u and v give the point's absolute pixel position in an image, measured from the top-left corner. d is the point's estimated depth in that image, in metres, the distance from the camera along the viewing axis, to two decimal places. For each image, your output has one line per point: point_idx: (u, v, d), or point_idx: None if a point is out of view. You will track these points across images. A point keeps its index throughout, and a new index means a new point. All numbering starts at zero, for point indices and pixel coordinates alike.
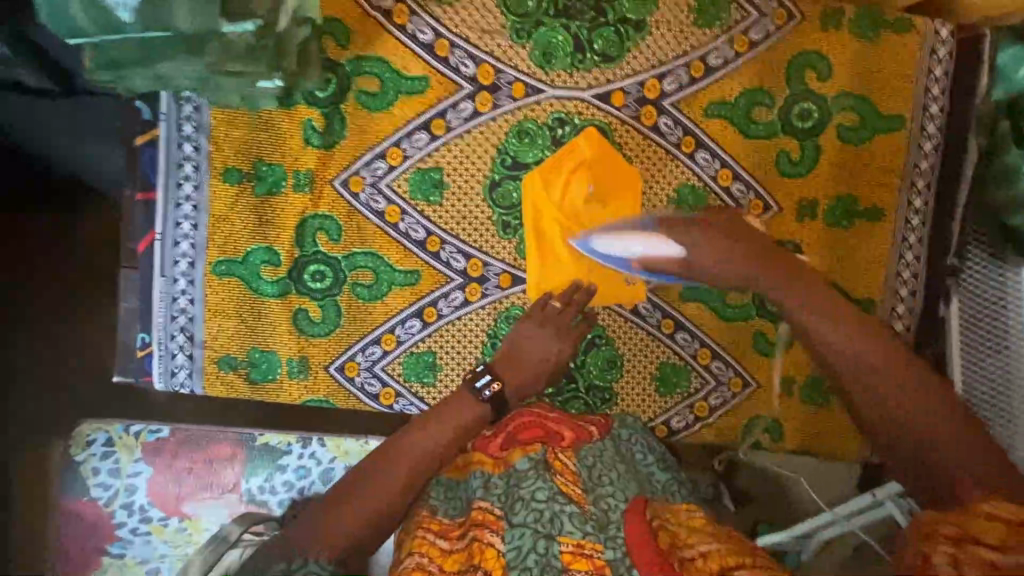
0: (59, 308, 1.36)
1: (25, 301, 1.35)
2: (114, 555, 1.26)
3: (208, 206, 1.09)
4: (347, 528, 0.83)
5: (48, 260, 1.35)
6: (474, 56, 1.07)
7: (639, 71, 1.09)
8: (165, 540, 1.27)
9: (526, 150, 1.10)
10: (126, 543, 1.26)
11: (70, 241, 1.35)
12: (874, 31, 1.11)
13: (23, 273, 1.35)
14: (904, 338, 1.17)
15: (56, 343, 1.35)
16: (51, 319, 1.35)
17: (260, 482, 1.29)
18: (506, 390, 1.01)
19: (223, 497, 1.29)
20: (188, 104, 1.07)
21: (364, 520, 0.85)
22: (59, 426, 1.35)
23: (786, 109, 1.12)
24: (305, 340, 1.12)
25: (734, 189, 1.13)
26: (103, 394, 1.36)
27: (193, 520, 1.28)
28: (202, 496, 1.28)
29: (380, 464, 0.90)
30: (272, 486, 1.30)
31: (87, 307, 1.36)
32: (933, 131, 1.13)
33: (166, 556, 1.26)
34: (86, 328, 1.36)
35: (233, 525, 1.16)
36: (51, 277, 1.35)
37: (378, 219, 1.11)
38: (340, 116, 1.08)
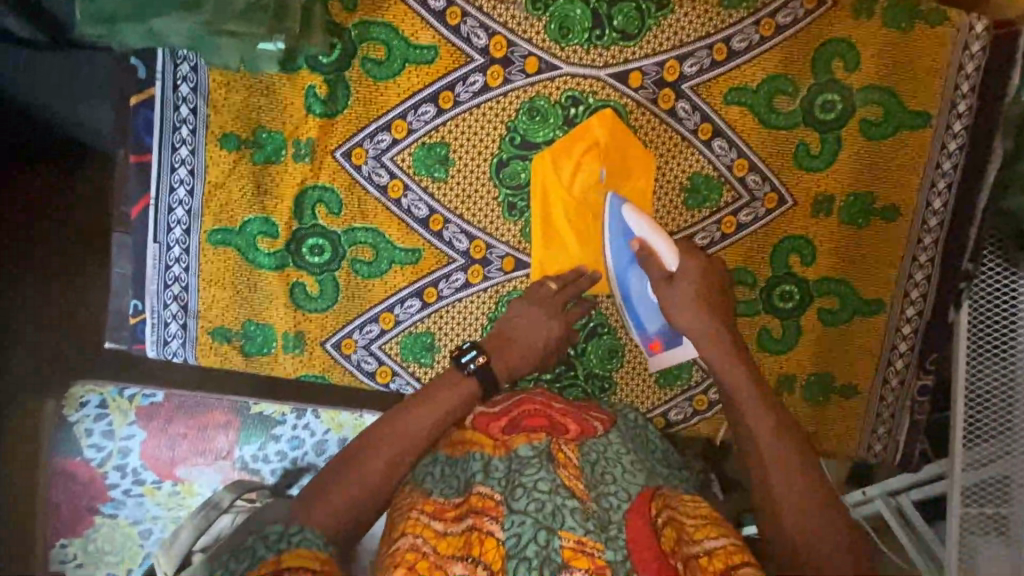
0: (50, 269, 1.33)
1: (17, 260, 1.32)
2: (107, 515, 1.26)
3: (205, 171, 1.05)
4: (331, 515, 0.83)
5: (40, 218, 1.32)
6: (486, 27, 1.02)
7: (659, 51, 1.04)
8: (157, 503, 1.27)
9: (537, 129, 1.06)
10: (118, 503, 1.26)
11: (62, 200, 1.31)
12: (907, 23, 1.06)
13: (15, 231, 1.32)
14: (911, 342, 1.16)
15: (48, 304, 1.33)
16: (43, 279, 1.32)
17: (253, 450, 1.28)
18: (492, 361, 1.01)
19: (215, 463, 1.28)
20: (186, 64, 1.02)
21: (354, 498, 0.86)
22: (48, 386, 1.33)
23: (809, 99, 1.07)
24: (302, 314, 1.10)
25: (749, 181, 1.10)
26: (92, 358, 1.34)
27: (185, 484, 1.27)
28: (194, 461, 1.27)
29: (367, 444, 0.92)
30: (265, 455, 1.29)
31: (80, 269, 1.33)
32: (959, 130, 1.08)
33: (158, 518, 1.26)
34: (78, 289, 1.33)
35: (223, 491, 1.12)
36: (43, 236, 1.32)
37: (381, 193, 1.07)
38: (344, 83, 1.03)
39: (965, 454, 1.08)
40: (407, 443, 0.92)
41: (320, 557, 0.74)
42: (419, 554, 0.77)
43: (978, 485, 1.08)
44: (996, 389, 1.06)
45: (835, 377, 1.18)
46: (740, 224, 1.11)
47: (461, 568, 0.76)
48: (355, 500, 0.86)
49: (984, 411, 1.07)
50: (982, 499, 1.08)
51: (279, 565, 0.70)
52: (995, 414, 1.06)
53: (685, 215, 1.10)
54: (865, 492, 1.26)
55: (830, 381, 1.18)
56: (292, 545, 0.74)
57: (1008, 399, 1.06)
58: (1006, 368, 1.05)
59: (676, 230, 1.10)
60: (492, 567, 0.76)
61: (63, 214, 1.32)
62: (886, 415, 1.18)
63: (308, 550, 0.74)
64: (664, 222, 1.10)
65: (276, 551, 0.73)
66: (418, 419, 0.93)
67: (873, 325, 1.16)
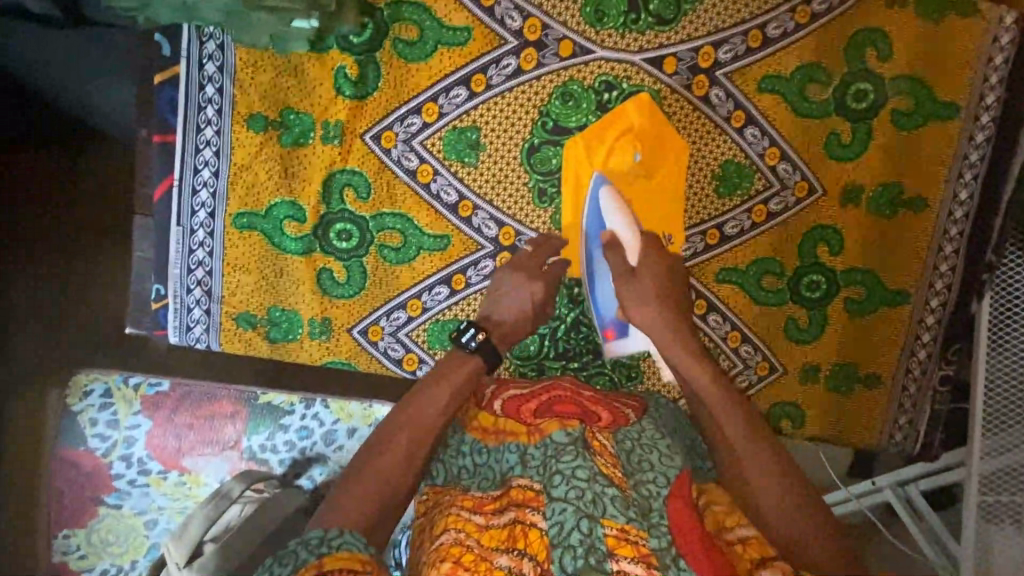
0: (52, 251, 1.29)
1: (19, 240, 1.28)
2: (111, 506, 1.23)
3: (230, 153, 1.03)
4: (365, 508, 0.81)
5: (45, 198, 1.28)
6: (520, 9, 1.01)
7: (694, 37, 1.03)
8: (163, 493, 1.24)
9: (570, 114, 1.04)
10: (123, 494, 1.24)
11: (66, 179, 1.27)
12: (938, 12, 1.05)
13: (16, 210, 1.27)
14: (934, 332, 1.16)
15: (46, 286, 1.29)
16: (44, 261, 1.28)
17: (262, 440, 1.26)
18: (492, 338, 1.01)
19: (222, 454, 1.26)
20: (212, 41, 1.00)
21: (381, 489, 0.84)
22: (52, 372, 1.30)
23: (841, 88, 1.07)
24: (328, 301, 1.08)
25: (780, 169, 1.10)
26: (93, 343, 1.31)
27: (191, 475, 1.25)
28: (201, 451, 1.25)
29: (394, 432, 0.90)
30: (273, 445, 1.27)
31: (82, 254, 1.29)
32: (987, 121, 1.08)
33: (163, 509, 1.24)
34: (81, 272, 1.29)
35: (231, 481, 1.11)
36: (46, 216, 1.28)
37: (410, 177, 1.05)
38: (375, 64, 1.01)
39: (981, 442, 1.06)
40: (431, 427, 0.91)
41: (363, 558, 0.72)
42: (463, 548, 0.76)
43: (996, 474, 1.06)
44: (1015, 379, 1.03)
45: (859, 367, 1.19)
46: (770, 213, 1.11)
47: (507, 560, 0.75)
48: (382, 494, 0.84)
49: (1004, 402, 1.05)
50: (1000, 487, 1.07)
51: (321, 569, 0.69)
52: (1011, 405, 1.04)
53: (716, 204, 1.10)
54: (877, 482, 1.26)
55: (854, 370, 1.19)
56: (333, 549, 0.72)
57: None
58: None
59: (706, 218, 1.11)
60: (538, 558, 0.76)
61: (67, 193, 1.28)
62: (907, 405, 1.19)
63: (349, 552, 0.72)
64: (694, 210, 1.10)
65: (318, 555, 0.71)
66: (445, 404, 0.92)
67: (897, 315, 1.16)
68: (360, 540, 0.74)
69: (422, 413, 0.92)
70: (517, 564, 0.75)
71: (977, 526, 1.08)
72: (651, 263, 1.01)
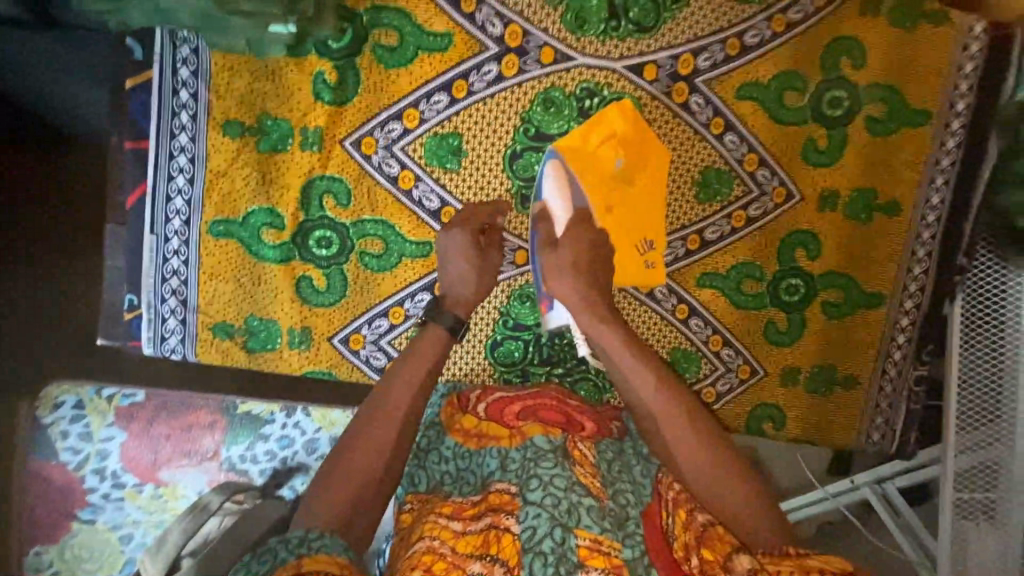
0: (20, 251, 1.23)
1: (20, 240, 1.23)
2: (85, 521, 1.20)
3: (206, 159, 1.00)
4: (340, 510, 0.80)
5: (45, 197, 1.23)
6: (502, 16, 1.00)
7: (673, 45, 1.04)
8: (138, 506, 1.21)
9: (551, 121, 1.05)
10: (97, 508, 1.20)
11: (63, 178, 1.22)
12: (910, 22, 1.08)
13: (16, 210, 1.22)
14: (909, 334, 1.19)
15: (22, 294, 1.24)
16: (14, 271, 1.24)
17: (241, 450, 1.23)
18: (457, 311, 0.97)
19: (201, 465, 1.23)
20: (186, 45, 0.97)
21: (360, 487, 0.83)
22: (20, 387, 1.24)
23: (817, 95, 1.09)
24: (308, 309, 1.07)
25: (759, 175, 1.11)
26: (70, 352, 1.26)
27: (168, 488, 1.22)
28: (178, 462, 1.22)
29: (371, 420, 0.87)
30: (253, 455, 1.24)
31: (51, 262, 1.24)
32: (958, 128, 1.11)
33: (139, 523, 1.21)
34: (49, 286, 1.24)
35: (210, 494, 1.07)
36: (46, 216, 1.23)
37: (391, 183, 1.04)
38: (355, 70, 1.00)
39: (957, 438, 1.08)
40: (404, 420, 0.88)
41: (340, 562, 0.71)
42: (436, 555, 0.75)
43: (968, 471, 1.08)
44: (985, 376, 1.04)
45: (838, 369, 1.21)
46: (750, 218, 1.13)
47: (479, 567, 0.75)
48: (356, 493, 0.82)
49: (975, 399, 1.06)
50: (973, 483, 1.09)
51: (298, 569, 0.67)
52: (982, 402, 1.05)
53: (696, 209, 1.11)
54: (855, 479, 1.27)
55: (833, 372, 1.21)
56: (311, 551, 0.71)
57: (997, 386, 1.04)
58: (993, 358, 1.03)
59: (687, 224, 1.12)
60: (509, 564, 0.75)
61: (64, 193, 1.22)
62: (884, 405, 1.21)
63: (327, 555, 0.71)
64: (675, 216, 1.11)
65: (297, 555, 0.70)
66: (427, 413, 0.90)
67: (874, 318, 1.19)
68: (338, 543, 0.74)
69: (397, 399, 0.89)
70: (489, 570, 0.74)
71: (953, 522, 1.11)
72: (579, 236, 0.95)
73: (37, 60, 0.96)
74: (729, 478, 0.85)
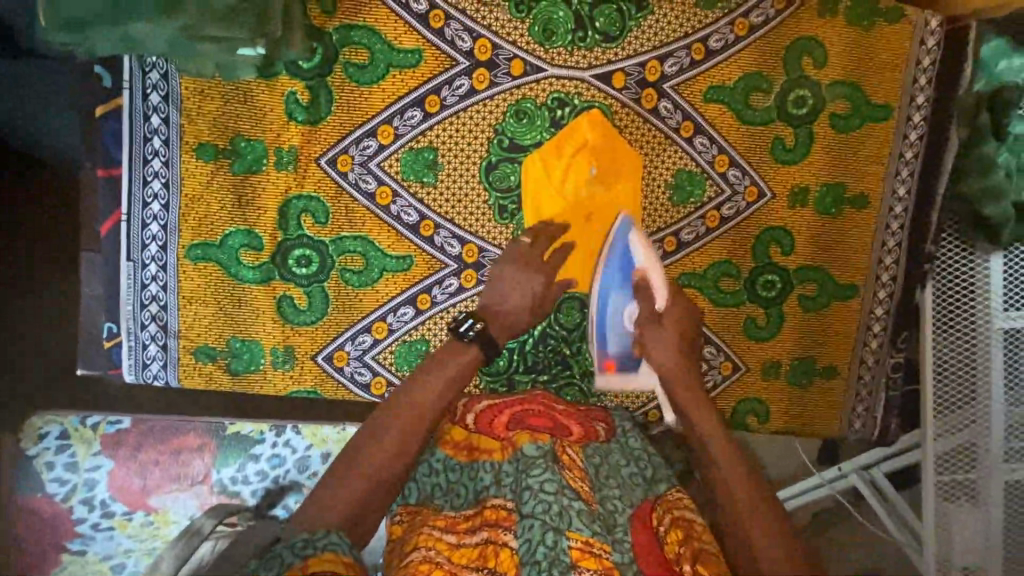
0: (17, 257, 1.17)
1: (19, 240, 1.16)
2: (75, 552, 1.19)
3: (180, 184, 1.00)
4: (340, 513, 0.78)
5: (43, 198, 1.16)
6: (470, 30, 1.02)
7: (640, 52, 1.07)
8: (129, 535, 1.20)
9: (524, 131, 1.06)
10: (86, 539, 1.19)
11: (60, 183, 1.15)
12: (868, 20, 1.11)
13: (16, 210, 1.15)
14: (884, 323, 1.21)
15: (14, 309, 1.18)
16: (8, 284, 1.17)
17: (232, 472, 1.23)
18: (491, 328, 0.98)
19: (192, 488, 1.22)
20: (156, 71, 0.97)
21: (369, 482, 0.82)
22: None
23: (782, 95, 1.12)
24: (290, 328, 1.07)
25: (730, 175, 1.14)
26: (56, 368, 1.21)
27: (160, 514, 1.21)
28: (167, 488, 1.20)
29: (387, 417, 0.87)
30: (245, 476, 1.23)
31: None
32: (918, 121, 1.14)
33: (130, 552, 1.20)
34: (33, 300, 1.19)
35: (205, 517, 1.00)
36: (46, 216, 1.16)
37: (368, 200, 1.05)
38: (326, 88, 1.01)
39: (935, 423, 1.12)
40: (432, 416, 0.89)
41: (345, 560, 0.68)
42: (433, 565, 0.76)
43: (949, 453, 1.12)
44: (959, 360, 1.10)
45: (817, 360, 1.24)
46: (723, 218, 1.15)
47: None
48: (368, 488, 0.82)
49: (950, 383, 1.11)
50: (953, 466, 1.12)
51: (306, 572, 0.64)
52: (958, 383, 1.11)
53: (670, 212, 1.13)
54: (841, 467, 1.30)
55: (812, 365, 1.24)
56: (318, 550, 0.68)
57: (970, 370, 1.10)
58: (966, 338, 1.09)
59: (664, 226, 1.14)
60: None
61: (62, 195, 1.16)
62: (863, 393, 1.24)
63: (334, 554, 0.68)
64: (652, 219, 1.13)
65: (302, 557, 0.67)
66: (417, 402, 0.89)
67: (850, 311, 1.22)
68: (343, 540, 0.71)
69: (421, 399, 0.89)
70: None
71: (937, 505, 1.13)
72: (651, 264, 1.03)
73: (31, 73, 1.06)
74: (772, 527, 0.79)
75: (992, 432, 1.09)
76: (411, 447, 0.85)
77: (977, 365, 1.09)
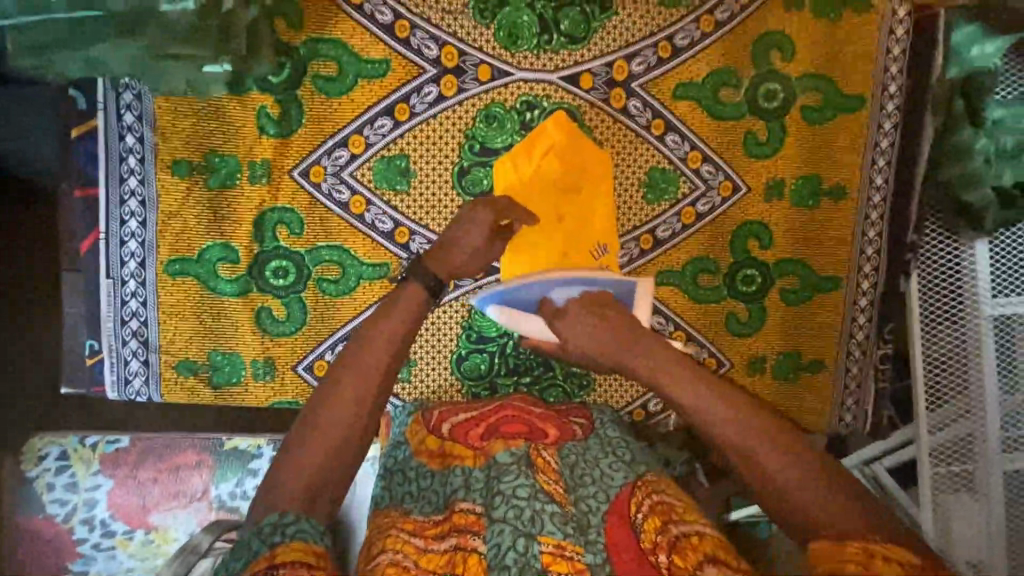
0: (18, 258, 1.14)
1: (19, 241, 1.13)
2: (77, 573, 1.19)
3: (157, 201, 1.02)
4: (298, 485, 0.74)
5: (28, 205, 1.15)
6: (436, 38, 1.03)
7: (606, 53, 1.07)
8: (130, 554, 1.20)
9: (494, 135, 1.07)
10: (88, 559, 1.19)
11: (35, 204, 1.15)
12: (834, 11, 1.11)
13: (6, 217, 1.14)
14: (869, 313, 1.20)
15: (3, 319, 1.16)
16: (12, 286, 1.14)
17: (231, 488, 1.22)
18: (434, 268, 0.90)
19: (191, 505, 1.22)
20: (129, 92, 1.00)
21: (321, 461, 0.75)
22: None
23: (752, 89, 1.12)
24: (269, 339, 1.08)
25: (704, 171, 1.14)
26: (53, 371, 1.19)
27: (159, 531, 1.21)
28: (169, 505, 1.21)
29: (340, 371, 0.81)
30: (244, 492, 1.23)
31: None
32: (892, 110, 1.13)
33: (132, 571, 1.20)
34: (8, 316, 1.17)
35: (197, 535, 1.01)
36: (43, 227, 1.14)
37: (342, 209, 1.06)
38: (296, 102, 1.02)
39: (928, 418, 1.10)
40: (386, 372, 0.82)
41: (316, 550, 0.68)
42: (400, 568, 0.75)
43: (944, 445, 1.10)
44: (949, 351, 1.08)
45: (803, 355, 1.22)
46: (699, 214, 1.15)
47: None
48: (323, 464, 0.75)
49: (942, 375, 1.09)
50: (949, 458, 1.10)
51: (271, 562, 0.65)
52: (950, 374, 1.09)
53: (645, 209, 1.14)
54: (845, 462, 1.22)
55: (799, 358, 1.22)
56: (287, 538, 0.67)
57: (962, 359, 1.08)
58: (954, 329, 1.08)
59: (638, 224, 1.14)
60: None
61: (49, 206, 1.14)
62: (852, 386, 1.23)
63: (304, 543, 0.68)
64: (626, 217, 1.13)
65: (271, 544, 0.67)
66: (371, 343, 0.82)
67: (831, 302, 1.21)
68: (316, 528, 0.70)
69: (373, 359, 0.81)
70: None
71: (935, 497, 1.11)
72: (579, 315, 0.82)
73: None
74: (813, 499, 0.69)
75: (989, 422, 1.07)
76: (367, 405, 0.79)
77: (968, 354, 1.07)
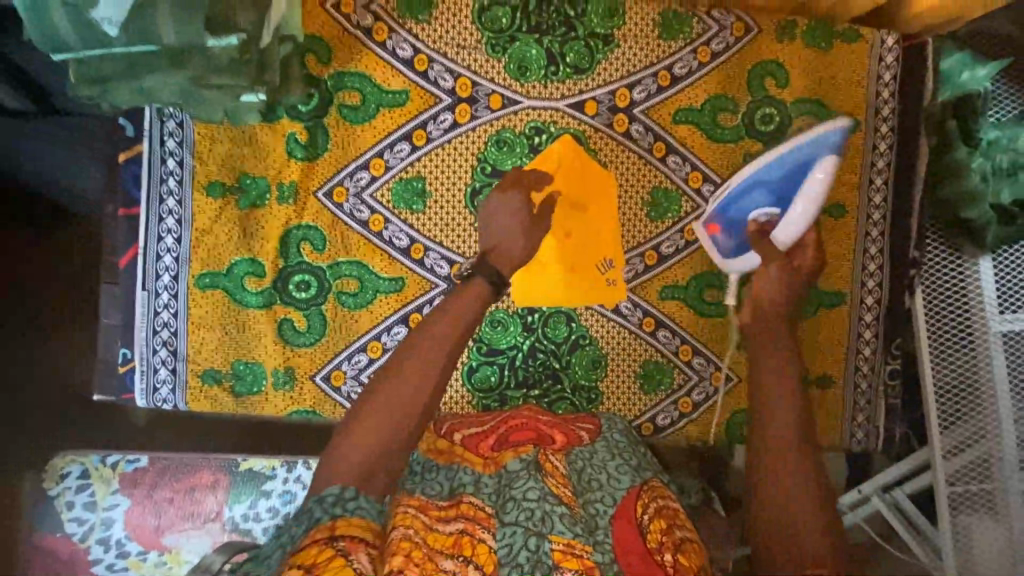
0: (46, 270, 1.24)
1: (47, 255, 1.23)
2: None
3: (192, 220, 1.10)
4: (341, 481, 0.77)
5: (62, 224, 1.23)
6: (451, 70, 1.12)
7: (609, 82, 1.15)
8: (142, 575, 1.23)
9: (505, 158, 1.14)
10: None
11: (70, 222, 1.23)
12: (826, 41, 1.18)
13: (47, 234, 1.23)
14: (874, 329, 1.20)
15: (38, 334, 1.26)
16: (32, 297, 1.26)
17: (244, 509, 1.25)
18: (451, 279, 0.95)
19: (205, 527, 1.24)
20: (173, 120, 1.09)
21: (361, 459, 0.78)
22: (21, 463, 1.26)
23: (749, 114, 1.18)
24: (290, 350, 1.13)
25: (704, 190, 1.19)
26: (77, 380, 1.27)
27: (172, 553, 1.23)
28: (183, 526, 1.23)
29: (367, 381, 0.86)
30: (256, 514, 1.26)
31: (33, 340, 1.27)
32: (887, 131, 1.19)
33: None
34: None
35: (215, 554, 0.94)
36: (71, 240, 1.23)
37: (363, 227, 1.13)
38: (324, 129, 1.11)
39: (943, 437, 1.09)
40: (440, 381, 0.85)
41: (374, 527, 0.73)
42: (413, 544, 0.75)
43: (963, 462, 1.09)
44: (962, 366, 1.10)
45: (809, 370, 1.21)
46: None
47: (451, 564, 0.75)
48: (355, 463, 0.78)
49: (956, 390, 1.10)
50: (968, 476, 1.09)
51: (334, 531, 0.69)
52: (964, 390, 1.09)
53: (648, 227, 1.18)
54: (861, 491, 1.25)
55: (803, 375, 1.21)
56: (348, 512, 0.72)
57: (974, 374, 1.09)
58: (964, 344, 1.10)
59: (643, 241, 1.18)
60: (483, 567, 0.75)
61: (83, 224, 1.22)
62: (862, 401, 1.22)
63: (362, 518, 0.72)
64: (631, 235, 1.18)
65: (332, 514, 0.72)
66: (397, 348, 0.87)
67: (837, 317, 1.20)
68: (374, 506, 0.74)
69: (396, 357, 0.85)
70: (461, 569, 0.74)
71: (955, 518, 1.09)
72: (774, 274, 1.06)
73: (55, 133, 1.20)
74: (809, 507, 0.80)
75: (1004, 440, 1.07)
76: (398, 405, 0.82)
77: (980, 369, 1.09)
